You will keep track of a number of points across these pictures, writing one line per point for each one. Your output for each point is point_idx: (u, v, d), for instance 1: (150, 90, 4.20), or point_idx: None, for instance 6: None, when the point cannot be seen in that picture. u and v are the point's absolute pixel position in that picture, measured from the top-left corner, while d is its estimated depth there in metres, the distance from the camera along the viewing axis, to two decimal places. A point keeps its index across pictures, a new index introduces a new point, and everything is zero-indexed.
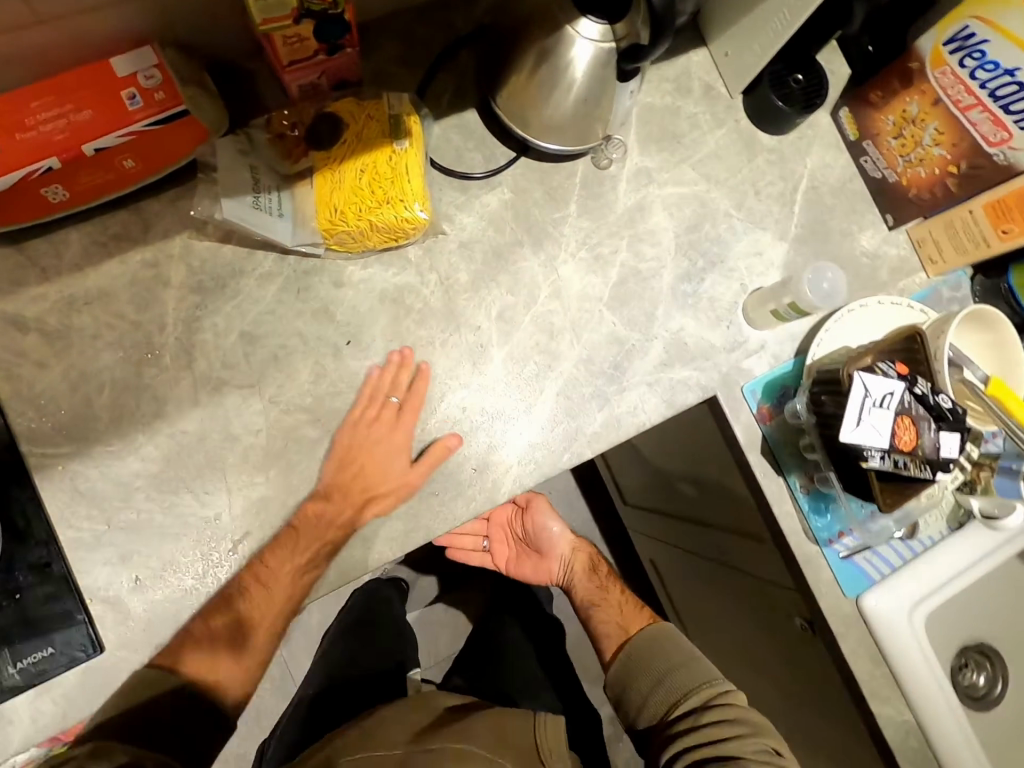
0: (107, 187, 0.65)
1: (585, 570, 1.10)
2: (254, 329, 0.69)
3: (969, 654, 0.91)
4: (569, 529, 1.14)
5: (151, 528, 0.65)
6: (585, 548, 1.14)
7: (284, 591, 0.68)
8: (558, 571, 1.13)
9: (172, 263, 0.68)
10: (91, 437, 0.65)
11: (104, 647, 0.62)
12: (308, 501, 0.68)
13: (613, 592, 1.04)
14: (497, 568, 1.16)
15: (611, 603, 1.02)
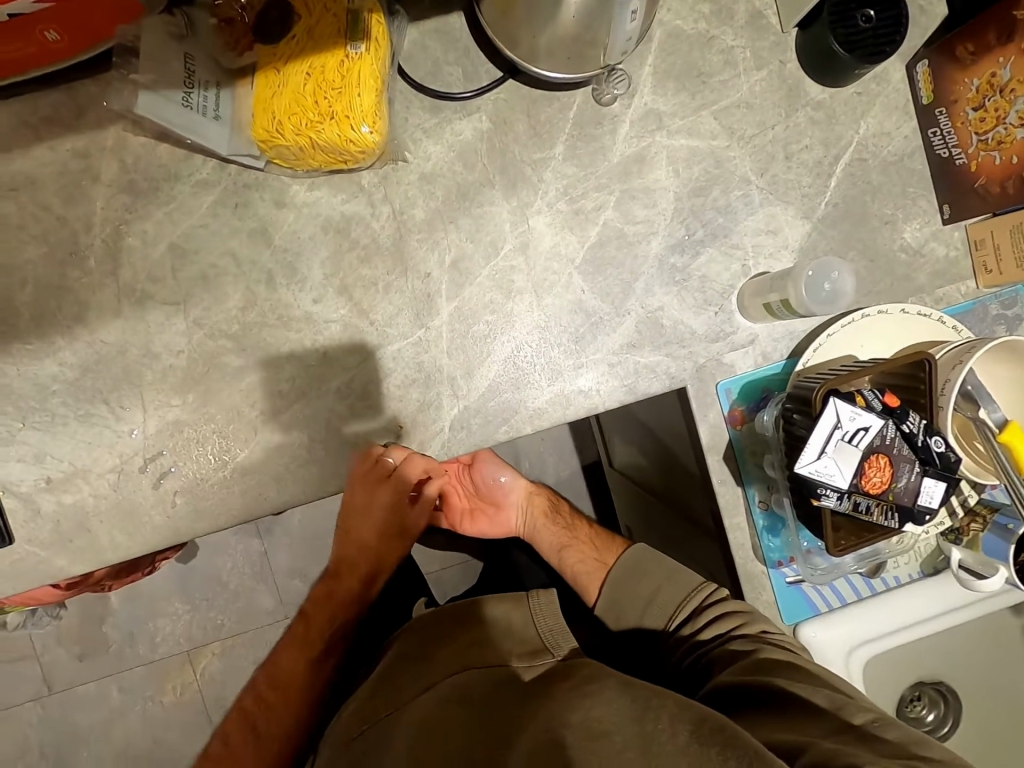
0: (32, 60, 0.58)
1: (544, 517, 1.05)
2: (185, 242, 0.64)
3: (922, 689, 0.82)
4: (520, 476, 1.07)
5: (66, 434, 0.64)
6: (542, 498, 1.08)
7: (187, 520, 0.66)
8: (517, 519, 1.08)
9: (104, 156, 0.63)
10: (10, 334, 0.63)
11: (13, 539, 0.62)
12: (223, 431, 0.65)
13: (582, 530, 1.02)
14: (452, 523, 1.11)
15: (582, 542, 0.99)
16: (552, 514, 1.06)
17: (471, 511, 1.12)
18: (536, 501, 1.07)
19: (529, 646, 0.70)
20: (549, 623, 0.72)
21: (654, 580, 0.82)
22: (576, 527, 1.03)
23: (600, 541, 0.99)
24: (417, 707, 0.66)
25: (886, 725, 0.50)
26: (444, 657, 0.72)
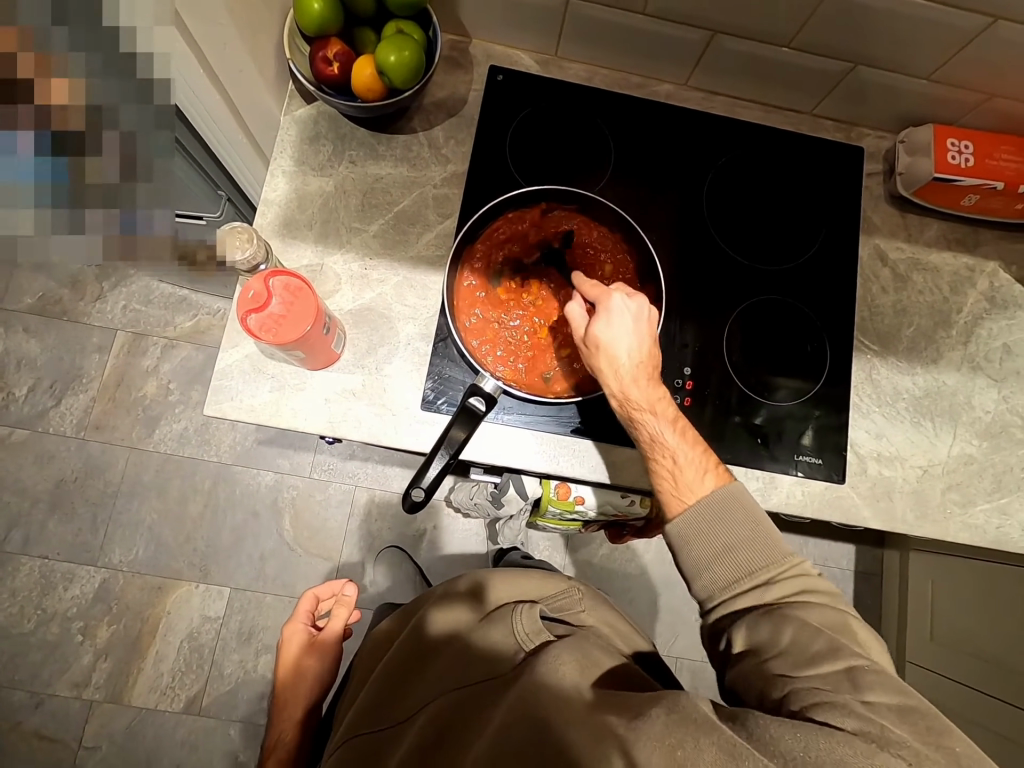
0: (988, 211, 0.92)
1: (661, 391, 0.75)
2: (1014, 347, 0.91)
3: None
4: (636, 360, 0.73)
5: (900, 428, 0.88)
6: (609, 381, 0.74)
7: (953, 526, 0.86)
8: (613, 389, 0.74)
9: (982, 274, 0.94)
10: (891, 349, 0.90)
11: (843, 481, 0.86)
12: (997, 472, 0.87)
13: (691, 441, 0.74)
14: (627, 389, 0.73)
15: (689, 458, 0.72)
16: (668, 411, 0.75)
17: (583, 348, 0.75)
18: (665, 408, 0.74)
19: (528, 627, 0.70)
20: (525, 622, 0.71)
21: (724, 532, 0.68)
22: (674, 451, 0.73)
23: (683, 489, 0.71)
24: (370, 700, 0.75)
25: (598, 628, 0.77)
26: (377, 738, 0.70)
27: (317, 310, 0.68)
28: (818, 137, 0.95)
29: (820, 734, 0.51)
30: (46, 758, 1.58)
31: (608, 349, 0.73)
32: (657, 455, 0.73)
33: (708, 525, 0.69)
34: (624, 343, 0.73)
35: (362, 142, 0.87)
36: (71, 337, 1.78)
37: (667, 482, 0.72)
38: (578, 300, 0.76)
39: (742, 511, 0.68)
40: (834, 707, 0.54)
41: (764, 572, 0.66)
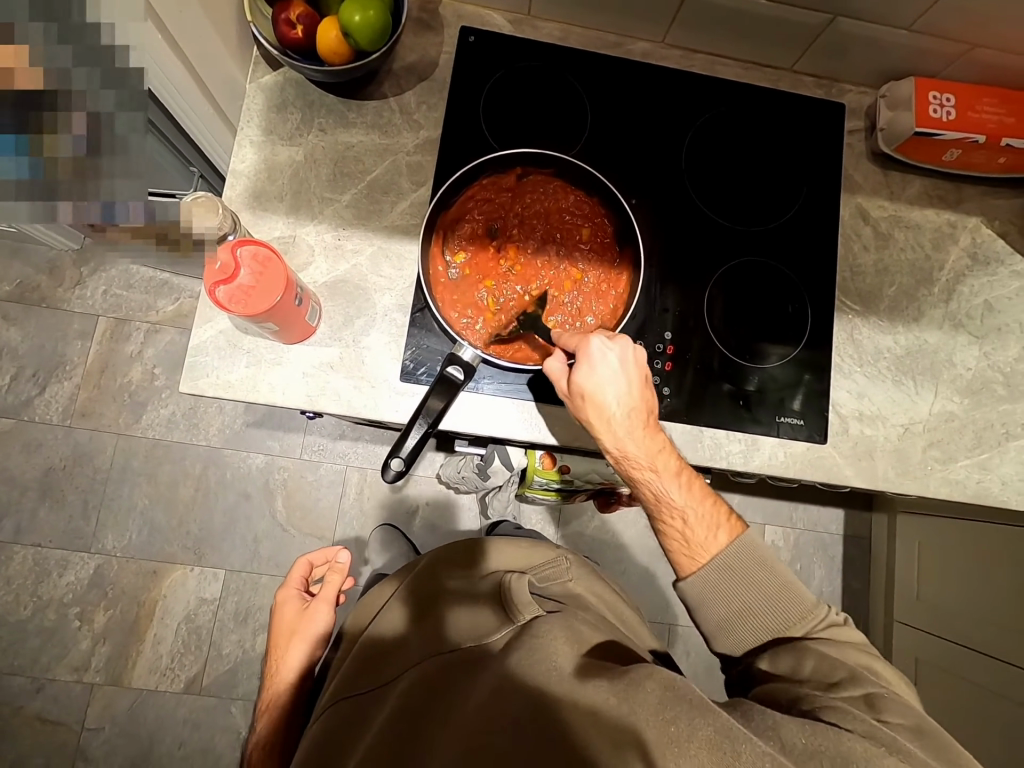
0: (970, 166, 0.91)
1: (656, 442, 0.74)
2: (995, 303, 0.91)
3: None
4: (626, 415, 0.72)
5: (881, 387, 0.88)
6: (604, 436, 0.73)
7: (934, 482, 0.86)
8: (606, 442, 0.73)
9: (964, 230, 0.93)
10: (872, 309, 0.90)
11: (825, 441, 0.86)
12: (977, 428, 0.88)
13: (682, 483, 0.73)
14: (627, 446, 0.72)
15: (692, 509, 0.72)
16: (662, 459, 0.74)
17: (569, 401, 0.73)
18: (663, 460, 0.73)
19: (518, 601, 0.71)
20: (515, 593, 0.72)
21: (742, 591, 0.69)
22: (691, 517, 0.72)
23: (698, 548, 0.71)
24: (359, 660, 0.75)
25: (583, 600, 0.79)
26: (360, 701, 0.69)
27: (287, 280, 0.66)
28: (799, 94, 0.94)
29: (830, 729, 0.54)
30: (50, 741, 1.60)
31: (596, 405, 0.71)
32: (648, 497, 0.74)
33: (724, 581, 0.69)
34: (611, 390, 0.71)
35: (332, 109, 0.85)
36: (52, 325, 1.75)
37: (679, 543, 0.72)
38: (556, 352, 0.74)
39: (756, 563, 0.69)
40: (843, 712, 0.57)
41: (789, 626, 0.68)
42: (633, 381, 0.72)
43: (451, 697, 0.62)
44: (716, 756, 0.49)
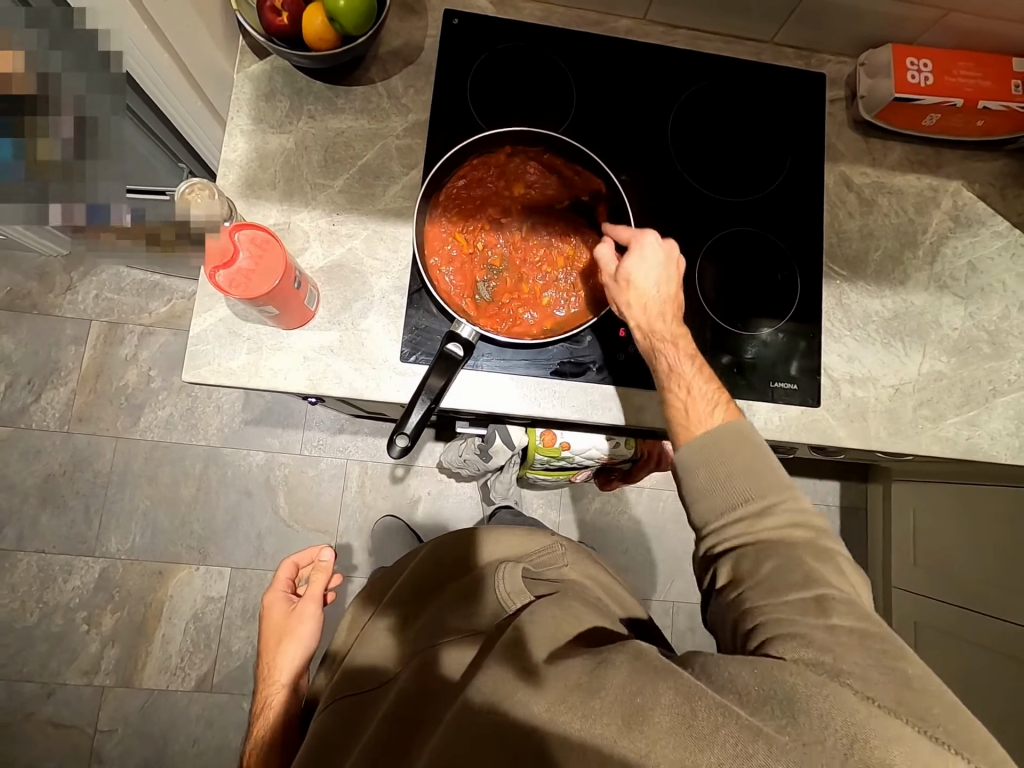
0: (949, 130, 0.92)
1: (678, 317, 0.77)
2: (978, 264, 0.93)
3: None
4: (666, 286, 0.76)
5: (871, 350, 0.90)
6: (632, 312, 0.76)
7: (926, 440, 0.88)
8: (632, 309, 0.76)
9: (946, 194, 0.95)
10: (860, 274, 0.92)
11: (818, 405, 0.88)
12: (965, 387, 0.90)
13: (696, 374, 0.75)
14: (655, 309, 0.76)
15: (698, 395, 0.74)
16: (682, 340, 0.77)
17: (613, 284, 0.77)
18: (678, 336, 0.76)
19: (514, 590, 0.73)
20: (510, 583, 0.74)
21: (727, 465, 0.68)
22: (703, 390, 0.74)
23: (694, 418, 0.72)
24: (363, 661, 0.77)
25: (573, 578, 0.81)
26: (363, 695, 0.72)
27: (286, 263, 0.67)
28: (780, 66, 0.95)
29: (779, 665, 0.55)
30: (63, 744, 1.60)
31: (625, 283, 0.76)
32: (662, 382, 0.76)
33: (714, 454, 0.69)
34: (654, 276, 0.76)
35: (319, 96, 0.86)
36: (44, 331, 1.75)
37: (679, 412, 0.74)
38: (608, 239, 0.78)
39: (742, 448, 0.68)
40: (795, 636, 0.58)
41: (747, 507, 0.66)
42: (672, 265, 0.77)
43: (439, 686, 0.64)
44: (681, 722, 0.50)
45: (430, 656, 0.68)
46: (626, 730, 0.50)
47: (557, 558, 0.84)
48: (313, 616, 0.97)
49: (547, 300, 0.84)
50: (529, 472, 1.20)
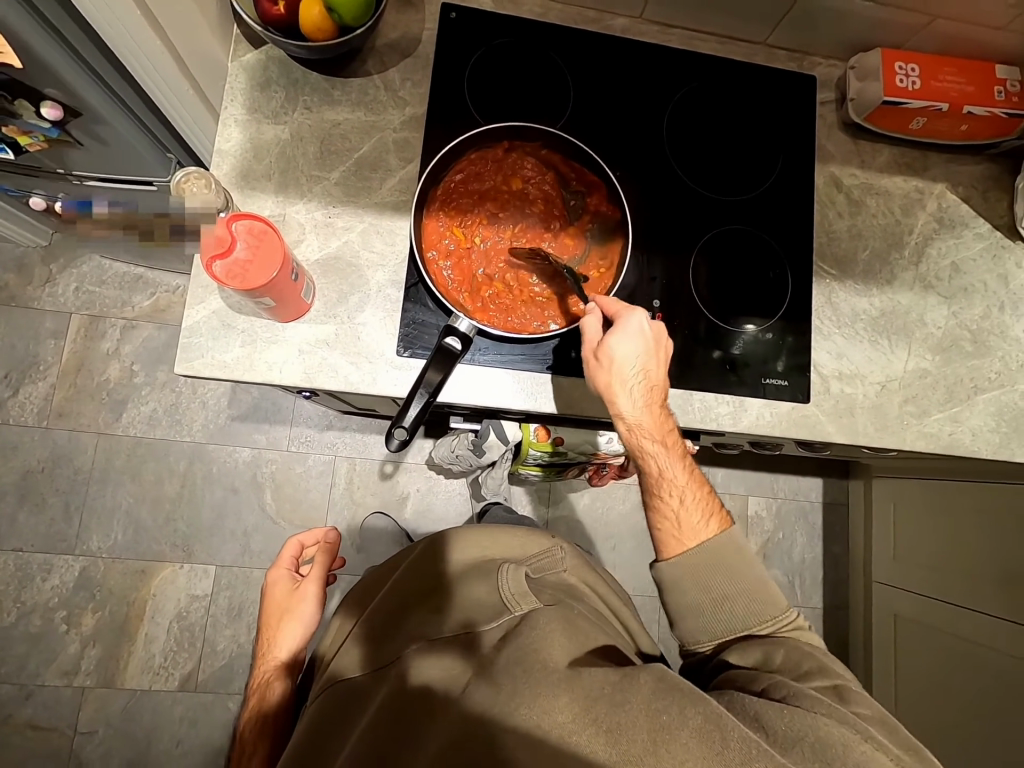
0: (934, 134, 0.95)
1: (662, 419, 0.77)
2: (961, 265, 0.96)
3: None
4: (646, 394, 0.76)
5: (859, 348, 0.92)
6: (618, 406, 0.76)
7: (911, 436, 0.91)
8: (619, 413, 0.76)
9: (931, 196, 0.98)
10: (848, 273, 0.94)
11: (808, 401, 0.90)
12: (948, 384, 0.92)
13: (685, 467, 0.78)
14: (641, 423, 0.76)
15: (689, 489, 0.77)
16: (669, 437, 0.77)
17: (588, 361, 0.77)
18: (665, 430, 0.77)
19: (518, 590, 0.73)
20: (514, 586, 0.74)
21: (720, 574, 0.73)
22: (687, 487, 0.77)
23: (683, 530, 0.76)
24: (356, 650, 0.75)
25: (572, 585, 0.81)
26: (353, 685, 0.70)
27: (284, 254, 0.67)
28: (772, 68, 0.97)
29: (812, 715, 0.56)
30: (42, 747, 1.57)
31: (615, 378, 0.75)
32: (648, 485, 0.78)
33: (701, 566, 0.73)
34: (634, 363, 0.75)
35: (315, 87, 0.85)
36: (22, 325, 1.70)
37: (670, 526, 0.76)
38: (596, 312, 0.77)
39: (736, 549, 0.74)
40: (817, 699, 0.58)
41: (762, 623, 0.72)
42: (653, 373, 0.76)
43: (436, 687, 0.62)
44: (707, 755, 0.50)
45: (427, 653, 0.67)
46: (654, 752, 0.50)
47: (555, 562, 0.84)
48: (313, 595, 0.96)
49: (526, 295, 0.84)
50: (521, 468, 1.20)
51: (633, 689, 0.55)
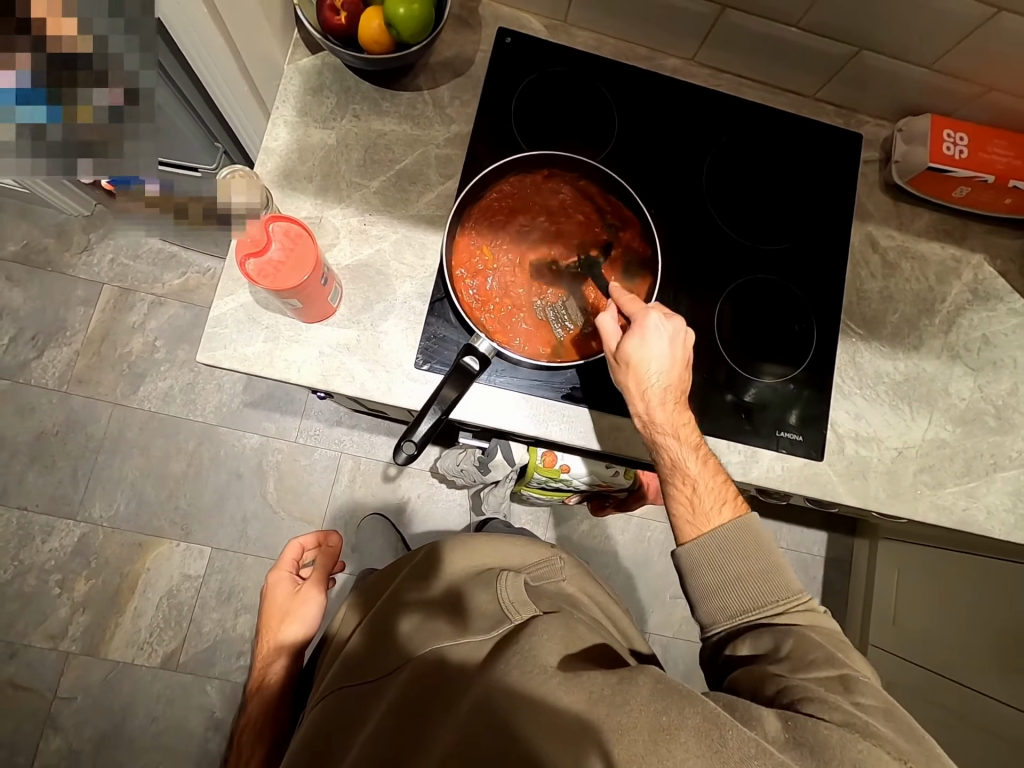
0: (977, 204, 0.94)
1: (685, 416, 0.76)
2: (992, 338, 0.94)
3: None
4: (668, 386, 0.75)
5: (879, 411, 0.91)
6: (637, 401, 0.75)
7: (923, 506, 0.89)
8: (639, 404, 0.75)
9: (967, 266, 0.96)
10: (875, 334, 0.93)
11: (821, 459, 0.88)
12: (966, 457, 0.91)
13: (707, 463, 0.76)
14: (660, 417, 0.75)
15: (709, 485, 0.75)
16: (695, 441, 0.76)
17: (614, 362, 0.77)
18: (688, 428, 0.76)
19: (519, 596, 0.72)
20: (512, 591, 0.72)
21: (738, 562, 0.70)
22: (708, 485, 0.75)
23: (700, 518, 0.74)
24: (352, 655, 0.75)
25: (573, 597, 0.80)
26: (351, 697, 0.70)
27: (316, 259, 0.68)
28: (819, 121, 0.97)
29: (812, 721, 0.56)
30: (20, 707, 1.58)
31: (636, 370, 0.75)
32: (668, 480, 0.76)
33: (718, 556, 0.71)
34: (655, 366, 0.74)
35: (366, 97, 0.87)
36: (55, 290, 1.75)
37: (685, 508, 0.75)
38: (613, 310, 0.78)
39: (755, 541, 0.71)
40: (826, 703, 0.58)
41: (777, 605, 0.68)
42: (674, 371, 0.75)
43: (431, 709, 0.62)
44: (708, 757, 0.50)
45: (423, 667, 0.66)
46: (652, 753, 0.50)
47: (556, 571, 0.83)
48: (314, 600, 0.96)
49: (527, 298, 0.84)
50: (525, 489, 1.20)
51: (632, 692, 0.55)
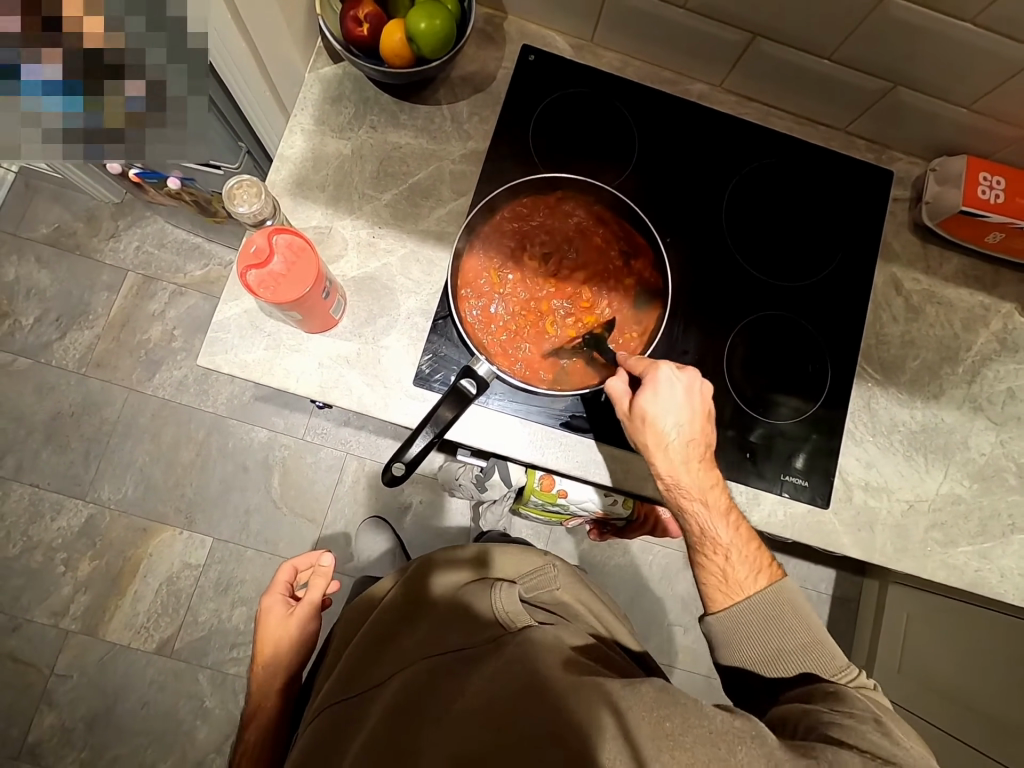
0: (1011, 251, 0.90)
1: (706, 470, 0.72)
2: (1018, 392, 0.90)
3: None
4: (688, 442, 0.71)
5: (891, 460, 0.87)
6: (659, 464, 0.71)
7: (932, 564, 0.85)
8: (660, 469, 0.71)
9: (997, 315, 0.92)
10: (893, 380, 0.89)
11: (827, 506, 0.85)
12: (982, 515, 0.86)
13: (738, 529, 0.72)
14: (682, 479, 0.71)
15: (738, 551, 0.71)
16: (725, 505, 0.72)
17: (628, 421, 0.73)
18: (716, 493, 0.72)
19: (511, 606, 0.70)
20: (509, 604, 0.70)
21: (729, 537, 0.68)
22: (737, 552, 0.71)
23: (732, 587, 0.70)
24: (349, 667, 0.74)
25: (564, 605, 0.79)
26: (346, 709, 0.68)
27: (319, 273, 0.68)
28: (848, 155, 0.93)
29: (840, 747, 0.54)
30: (18, 680, 1.61)
31: (656, 437, 0.71)
32: (696, 549, 0.72)
33: (750, 625, 0.69)
34: (671, 417, 0.70)
35: (385, 108, 0.86)
36: (81, 273, 1.78)
37: (716, 578, 0.71)
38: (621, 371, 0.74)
39: (789, 614, 0.69)
40: (854, 732, 0.57)
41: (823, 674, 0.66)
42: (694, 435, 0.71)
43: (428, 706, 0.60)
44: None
45: (420, 674, 0.64)
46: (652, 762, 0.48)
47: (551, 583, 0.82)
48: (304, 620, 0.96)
49: (539, 339, 0.82)
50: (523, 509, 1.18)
51: (632, 699, 0.53)
